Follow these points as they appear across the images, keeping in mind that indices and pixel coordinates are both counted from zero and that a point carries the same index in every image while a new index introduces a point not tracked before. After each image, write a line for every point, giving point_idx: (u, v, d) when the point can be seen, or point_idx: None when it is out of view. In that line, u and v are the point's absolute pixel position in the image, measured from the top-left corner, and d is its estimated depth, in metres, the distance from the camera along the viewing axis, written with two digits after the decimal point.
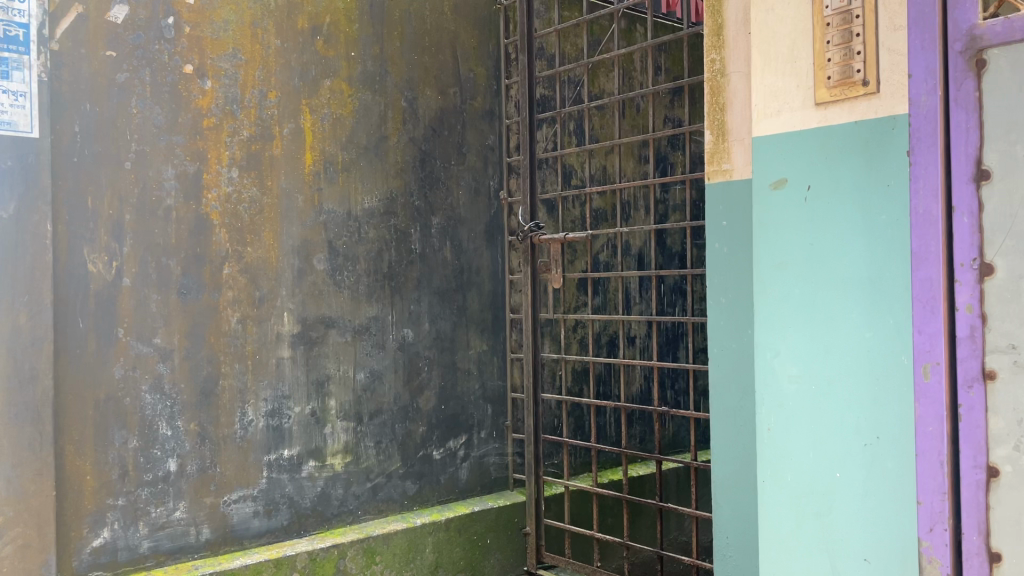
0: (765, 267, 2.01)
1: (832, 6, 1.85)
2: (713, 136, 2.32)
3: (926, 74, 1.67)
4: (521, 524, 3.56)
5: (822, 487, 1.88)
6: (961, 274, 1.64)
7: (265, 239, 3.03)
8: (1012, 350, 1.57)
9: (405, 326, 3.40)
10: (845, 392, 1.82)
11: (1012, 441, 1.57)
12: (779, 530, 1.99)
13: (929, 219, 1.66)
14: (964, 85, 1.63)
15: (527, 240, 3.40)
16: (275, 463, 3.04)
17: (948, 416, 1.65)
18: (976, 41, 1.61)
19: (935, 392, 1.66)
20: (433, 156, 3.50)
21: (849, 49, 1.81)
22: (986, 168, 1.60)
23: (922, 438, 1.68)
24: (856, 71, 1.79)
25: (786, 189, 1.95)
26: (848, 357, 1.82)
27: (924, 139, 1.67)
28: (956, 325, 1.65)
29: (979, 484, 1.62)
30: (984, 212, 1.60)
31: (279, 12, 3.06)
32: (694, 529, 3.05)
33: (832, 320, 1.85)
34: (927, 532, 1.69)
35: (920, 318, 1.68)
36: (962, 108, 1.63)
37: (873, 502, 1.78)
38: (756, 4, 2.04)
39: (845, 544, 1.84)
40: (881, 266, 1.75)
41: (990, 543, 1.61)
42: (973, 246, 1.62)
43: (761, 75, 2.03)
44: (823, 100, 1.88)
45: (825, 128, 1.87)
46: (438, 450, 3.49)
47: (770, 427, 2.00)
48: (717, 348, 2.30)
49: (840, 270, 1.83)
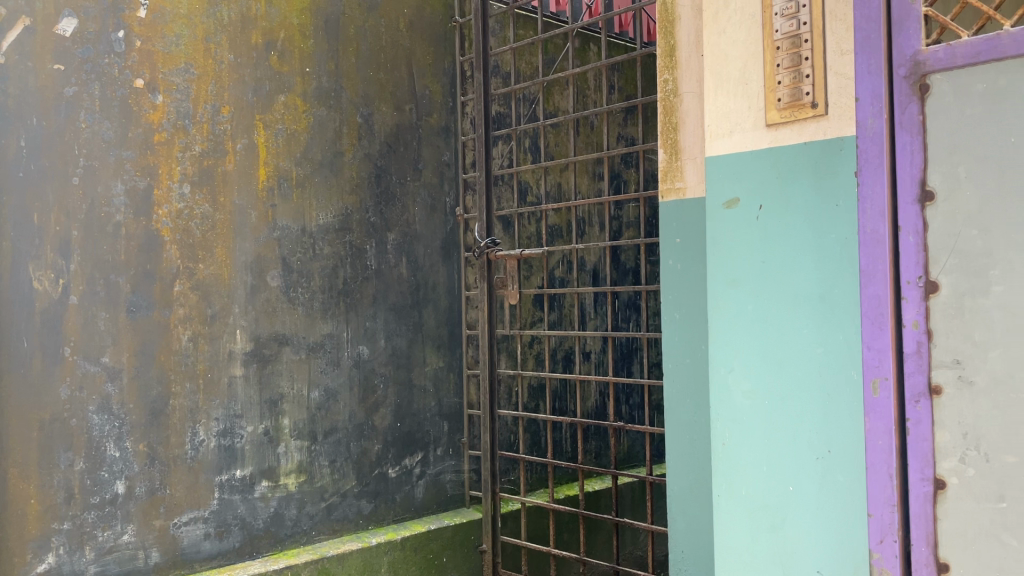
0: (718, 284, 2.05)
1: (781, 30, 1.90)
2: (666, 155, 2.36)
3: (872, 98, 1.72)
4: (478, 541, 3.55)
5: (774, 499, 1.92)
6: (907, 292, 1.68)
7: (217, 255, 2.98)
8: (957, 365, 1.60)
9: (361, 342, 3.37)
10: (797, 406, 1.86)
11: (957, 454, 1.60)
12: (733, 543, 2.02)
13: (877, 238, 1.71)
14: (908, 109, 1.67)
15: (483, 256, 3.37)
16: (226, 483, 2.98)
17: (897, 431, 1.68)
18: (919, 67, 1.66)
19: (884, 407, 1.70)
20: (389, 172, 3.49)
21: (798, 73, 1.86)
22: (930, 189, 1.64)
23: (871, 451, 1.72)
24: (805, 94, 1.84)
25: (738, 207, 2.00)
26: (800, 370, 1.86)
27: (871, 160, 1.72)
28: (903, 341, 1.69)
29: (927, 496, 1.65)
30: (929, 231, 1.64)
31: (232, 26, 3.03)
32: (651, 544, 3.04)
33: (784, 336, 1.89)
34: (877, 543, 1.72)
35: (868, 334, 1.72)
36: (906, 131, 1.68)
37: (825, 514, 1.81)
38: (707, 28, 2.10)
39: (798, 557, 1.87)
40: (831, 284, 1.79)
41: (938, 553, 1.64)
42: (918, 264, 1.66)
43: (714, 96, 2.08)
44: (773, 121, 1.92)
45: (775, 148, 1.92)
46: (394, 469, 3.46)
47: (724, 442, 2.03)
48: (672, 363, 2.34)
49: (792, 287, 1.87)
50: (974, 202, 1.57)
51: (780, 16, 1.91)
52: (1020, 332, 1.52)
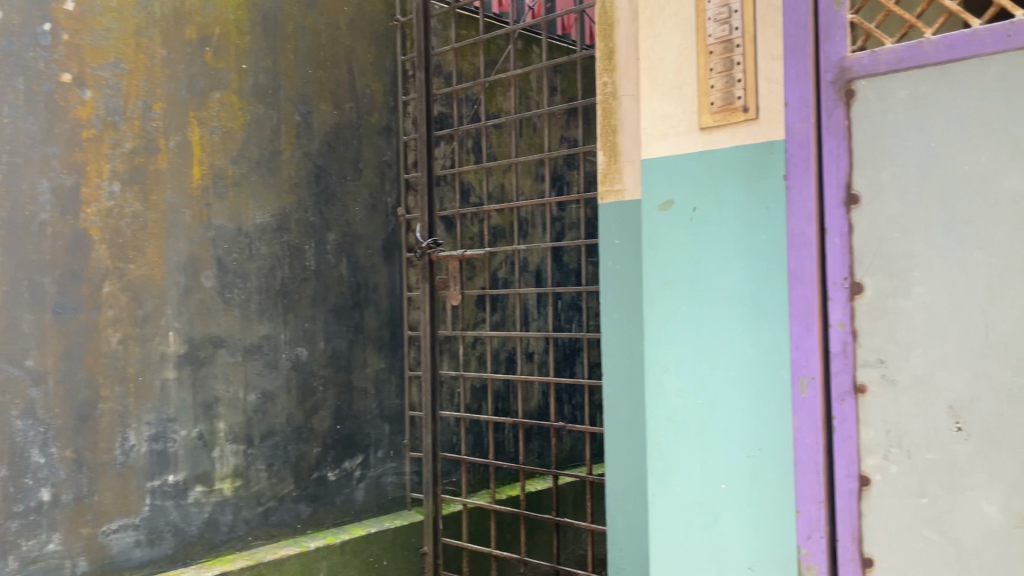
0: (654, 286, 2.07)
1: (714, 35, 1.94)
2: (605, 157, 2.38)
3: (801, 102, 1.75)
4: (419, 544, 3.53)
5: (707, 497, 1.95)
6: (833, 292, 1.70)
7: (149, 256, 2.91)
8: (880, 364, 1.63)
9: (299, 344, 3.32)
10: (730, 405, 1.90)
11: (881, 451, 1.62)
12: (668, 541, 2.04)
13: (804, 241, 1.74)
14: (835, 114, 1.70)
15: (425, 256, 3.35)
16: (158, 489, 2.90)
17: (824, 429, 1.71)
18: (845, 72, 1.68)
19: (811, 405, 1.73)
20: (328, 171, 3.44)
21: (730, 77, 1.90)
22: (856, 192, 1.67)
23: (800, 449, 1.75)
24: (737, 98, 1.89)
25: (673, 210, 2.03)
26: (732, 370, 1.90)
27: (799, 164, 1.75)
28: (829, 341, 1.71)
29: (852, 492, 1.66)
30: (854, 233, 1.67)
31: (165, 21, 2.95)
32: (591, 543, 3.06)
33: (718, 337, 1.93)
34: (805, 539, 1.74)
35: (796, 334, 1.75)
36: (833, 135, 1.70)
37: (756, 511, 1.85)
38: (643, 32, 2.12)
39: (730, 553, 1.90)
40: (762, 287, 1.84)
41: (863, 549, 1.65)
42: (844, 265, 1.69)
43: (649, 99, 2.10)
44: (707, 124, 1.96)
45: (708, 152, 1.96)
46: (334, 472, 3.41)
47: (660, 441, 2.06)
48: (611, 363, 2.35)
49: (724, 289, 1.92)
50: (897, 205, 1.60)
51: (713, 21, 1.94)
52: (940, 332, 1.55)
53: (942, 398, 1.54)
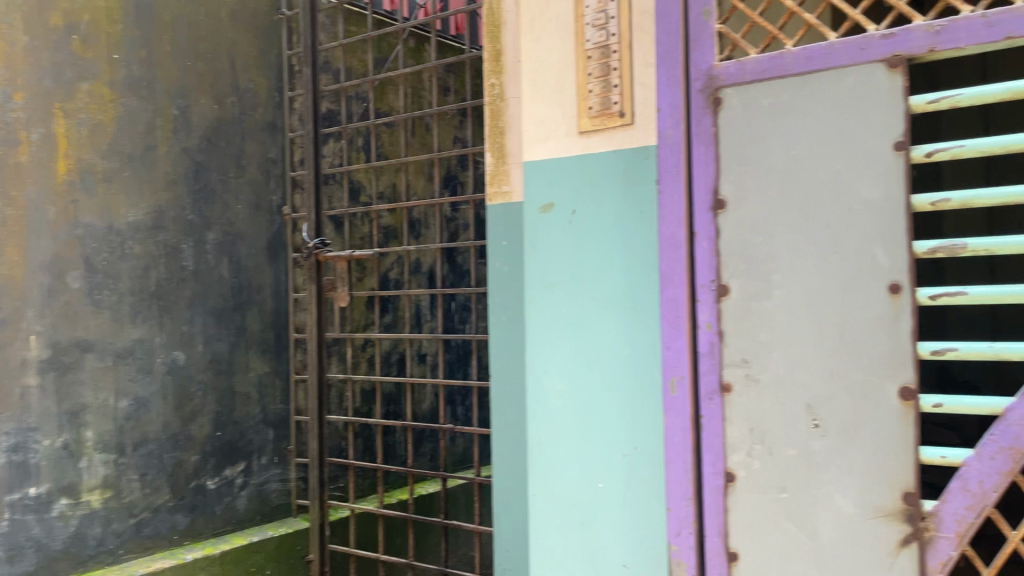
0: (535, 288, 2.09)
1: (592, 41, 1.96)
2: (493, 159, 2.37)
3: (671, 109, 1.78)
4: (304, 551, 3.44)
5: (586, 497, 1.97)
6: (701, 294, 1.75)
7: (7, 255, 2.72)
8: (743, 364, 1.68)
9: (176, 347, 3.19)
10: (607, 405, 1.93)
11: (744, 448, 1.67)
12: (550, 541, 2.05)
13: (675, 244, 1.78)
14: (703, 121, 1.74)
15: (311, 257, 3.26)
16: (18, 503, 2.71)
17: (692, 427, 1.75)
18: (713, 81, 1.73)
19: (680, 405, 1.76)
20: (208, 167, 3.32)
21: (607, 82, 1.92)
22: (722, 197, 1.72)
23: (670, 448, 1.77)
24: (614, 103, 1.91)
25: (553, 213, 2.05)
26: (608, 370, 1.93)
27: (669, 169, 1.79)
28: (697, 341, 1.75)
29: (718, 488, 1.70)
30: (720, 237, 1.72)
31: (27, 5, 2.77)
32: (479, 545, 3.05)
33: (595, 338, 1.96)
34: (675, 535, 1.76)
35: (666, 335, 1.79)
36: (701, 142, 1.75)
37: (631, 508, 1.87)
38: (524, 35, 2.12)
39: (606, 551, 1.92)
40: (637, 288, 1.87)
41: (728, 543, 1.69)
42: (710, 268, 1.73)
43: (530, 103, 2.11)
44: (585, 128, 1.98)
45: (587, 156, 1.98)
46: (213, 480, 3.29)
47: (541, 442, 2.07)
48: (499, 366, 2.35)
49: (601, 290, 1.95)
50: (761, 210, 1.66)
51: (591, 26, 1.96)
52: (799, 332, 1.61)
53: (801, 396, 1.60)
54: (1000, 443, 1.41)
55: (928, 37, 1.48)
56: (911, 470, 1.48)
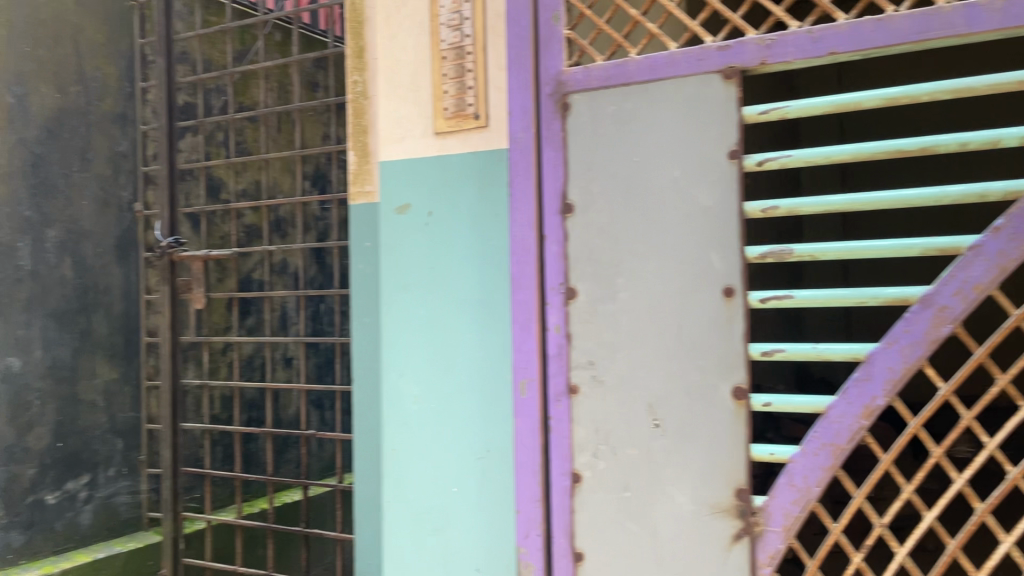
0: (390, 289, 2.03)
1: (447, 41, 1.94)
2: (357, 157, 2.31)
3: (521, 112, 1.78)
4: (156, 566, 3.30)
5: (439, 502, 1.94)
6: (551, 297, 1.76)
7: None
8: (590, 366, 1.70)
9: (10, 353, 2.95)
10: (462, 409, 1.90)
11: (590, 449, 1.69)
12: (402, 548, 2.00)
13: (525, 247, 1.78)
14: (552, 125, 1.75)
15: (165, 256, 3.09)
16: None
17: (541, 429, 1.76)
18: (562, 86, 1.75)
19: (530, 407, 1.76)
20: (49, 160, 3.10)
21: (462, 83, 1.91)
22: (570, 201, 1.73)
23: (520, 450, 1.77)
24: (468, 105, 1.90)
25: (409, 214, 2.01)
26: (463, 374, 1.90)
27: (520, 172, 1.79)
28: (547, 343, 1.76)
29: (565, 489, 1.72)
30: (569, 241, 1.73)
31: None
32: (341, 553, 2.98)
33: (450, 341, 1.93)
34: (524, 537, 1.77)
35: (517, 338, 1.79)
36: (551, 146, 1.75)
37: (484, 513, 1.86)
38: (380, 32, 2.07)
39: (459, 556, 1.91)
40: (491, 291, 1.86)
41: (574, 543, 1.70)
42: (559, 271, 1.75)
43: (386, 102, 2.06)
44: (441, 129, 1.96)
45: (442, 156, 1.96)
46: (53, 494, 3.08)
47: (395, 448, 2.01)
48: (363, 371, 2.29)
49: (457, 292, 1.92)
50: (607, 214, 1.68)
51: (445, 26, 1.94)
52: (641, 334, 1.64)
53: (642, 397, 1.64)
54: (822, 439, 1.48)
55: (759, 50, 1.53)
56: (743, 467, 1.54)
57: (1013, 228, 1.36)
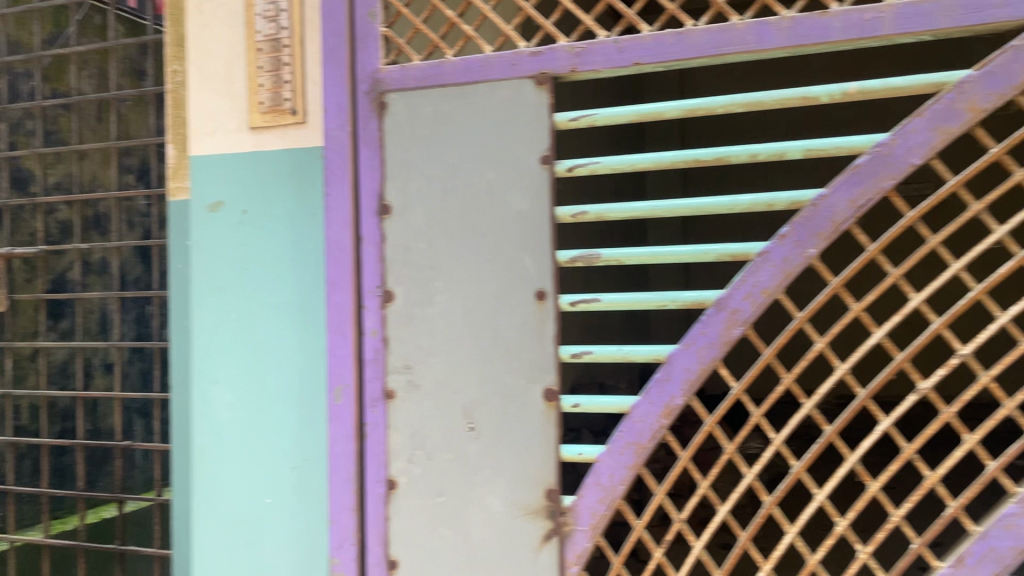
0: (199, 291, 1.92)
1: (262, 32, 1.85)
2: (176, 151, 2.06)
3: (337, 109, 1.72)
4: None
5: (252, 514, 1.85)
6: (367, 300, 1.70)
7: None
8: (406, 370, 1.67)
9: None
10: (277, 416, 1.83)
11: (406, 455, 1.66)
12: (212, 565, 1.89)
13: (340, 248, 1.71)
14: (369, 124, 1.70)
15: None
16: None
17: (356, 436, 1.70)
18: (378, 84, 1.70)
19: (345, 414, 1.70)
20: None
21: (278, 77, 1.84)
22: (387, 202, 1.68)
23: (334, 459, 1.71)
24: (285, 100, 1.83)
25: (221, 212, 1.91)
26: (278, 380, 1.84)
27: (336, 171, 1.72)
28: (363, 348, 1.70)
29: (380, 497, 1.68)
30: (385, 242, 1.68)
31: None
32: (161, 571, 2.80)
33: (265, 346, 1.85)
34: (337, 548, 1.71)
35: (333, 341, 1.71)
36: (368, 145, 1.70)
37: (300, 522, 1.81)
38: (190, 18, 1.95)
39: (273, 569, 1.83)
40: (308, 294, 1.82)
41: (389, 552, 1.67)
42: (377, 273, 1.69)
43: (196, 93, 1.95)
44: (256, 123, 1.88)
45: (258, 152, 1.88)
46: None
47: (205, 460, 1.89)
48: None
49: (272, 295, 1.85)
50: (423, 217, 1.66)
51: (260, 17, 1.85)
52: (457, 338, 1.63)
53: (457, 401, 1.62)
54: (627, 438, 1.52)
55: (569, 58, 1.56)
56: (554, 468, 1.56)
57: (796, 236, 1.43)
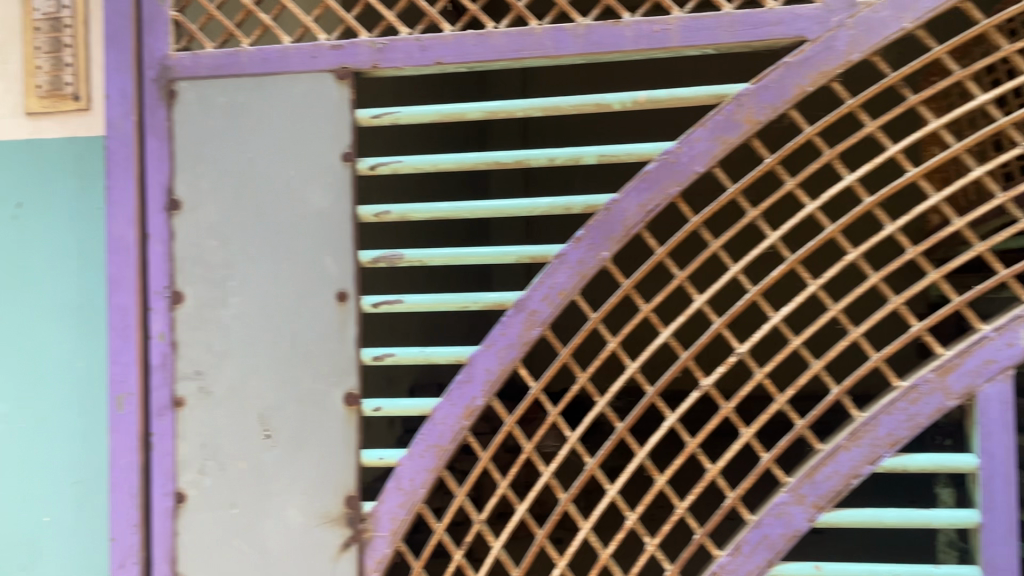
0: None
1: (40, 10, 1.68)
2: None
3: (121, 96, 1.60)
4: None
5: (25, 534, 1.70)
6: (154, 301, 1.59)
7: None
8: (197, 376, 1.58)
9: None
10: (54, 427, 1.69)
11: (196, 465, 1.57)
12: None
13: (124, 245, 1.59)
14: (156, 113, 1.60)
15: None
16: None
17: (141, 447, 1.59)
18: (167, 71, 1.60)
19: (128, 424, 1.58)
20: None
21: (58, 60, 1.67)
22: (176, 197, 1.59)
23: (115, 473, 1.59)
24: (65, 84, 1.67)
25: None
26: (56, 388, 1.69)
27: (118, 162, 1.60)
28: (149, 353, 1.59)
29: (167, 512, 1.57)
30: (175, 240, 1.59)
31: None
32: None
33: (41, 351, 1.70)
34: (118, 568, 1.59)
35: (115, 347, 1.59)
36: (154, 136, 1.60)
37: (81, 541, 1.67)
38: None
39: None
40: (91, 295, 1.68)
41: (177, 568, 1.57)
42: (165, 273, 1.59)
43: None
44: (32, 109, 1.69)
45: (34, 141, 1.71)
46: None
47: None
48: None
49: (49, 296, 1.70)
50: (216, 214, 1.57)
51: None
52: (252, 342, 1.56)
53: (252, 407, 1.55)
54: (428, 441, 1.50)
55: (370, 54, 1.52)
56: (352, 474, 1.52)
57: (591, 239, 1.46)
